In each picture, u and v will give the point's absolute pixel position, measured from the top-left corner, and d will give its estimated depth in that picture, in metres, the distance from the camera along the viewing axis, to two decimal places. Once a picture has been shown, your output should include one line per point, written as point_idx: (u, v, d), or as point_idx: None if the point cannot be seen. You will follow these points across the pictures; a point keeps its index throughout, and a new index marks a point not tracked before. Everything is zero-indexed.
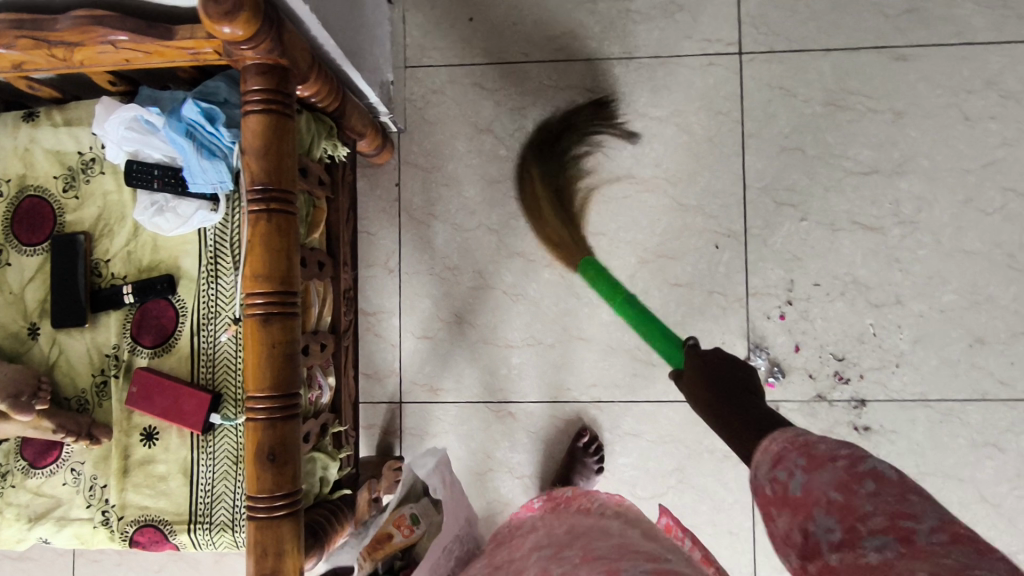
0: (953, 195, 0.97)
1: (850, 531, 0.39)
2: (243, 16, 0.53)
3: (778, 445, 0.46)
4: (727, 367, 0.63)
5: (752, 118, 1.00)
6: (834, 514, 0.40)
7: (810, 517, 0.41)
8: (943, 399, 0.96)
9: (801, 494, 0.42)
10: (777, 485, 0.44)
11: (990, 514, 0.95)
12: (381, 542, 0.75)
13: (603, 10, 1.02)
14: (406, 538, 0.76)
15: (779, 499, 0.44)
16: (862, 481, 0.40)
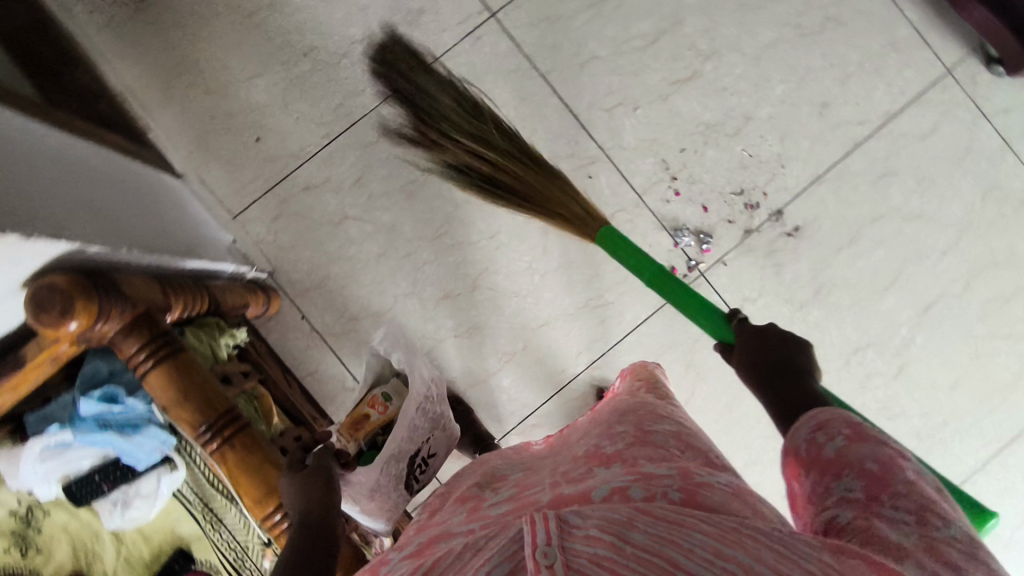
0: (728, 11, 1.06)
1: (872, 496, 0.41)
2: (80, 303, 0.51)
3: (822, 416, 0.48)
4: (772, 352, 0.60)
5: (542, 59, 1.05)
6: (862, 479, 0.42)
7: (838, 476, 0.43)
8: (832, 165, 1.06)
9: (834, 454, 0.44)
10: (813, 445, 0.46)
11: (922, 222, 1.06)
12: (360, 422, 0.81)
13: (360, 56, 1.03)
14: (382, 412, 0.82)
15: (809, 459, 0.45)
16: (905, 470, 0.42)
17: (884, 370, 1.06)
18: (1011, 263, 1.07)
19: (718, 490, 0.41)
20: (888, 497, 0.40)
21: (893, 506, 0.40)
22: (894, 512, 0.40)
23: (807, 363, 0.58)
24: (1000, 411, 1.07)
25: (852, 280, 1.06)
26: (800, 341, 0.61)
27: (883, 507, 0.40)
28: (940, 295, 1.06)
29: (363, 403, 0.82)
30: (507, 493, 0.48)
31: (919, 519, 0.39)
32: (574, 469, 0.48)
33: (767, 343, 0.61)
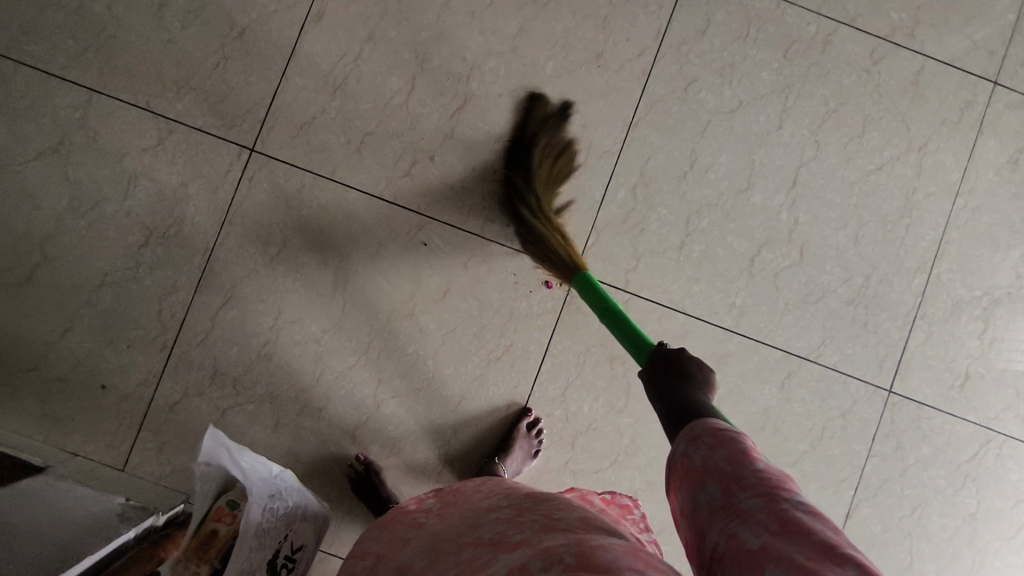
0: (464, 22, 1.02)
1: (730, 497, 0.41)
2: None
3: (697, 426, 0.49)
4: (665, 375, 0.65)
5: (319, 163, 1.00)
6: (719, 483, 0.43)
7: (701, 487, 0.44)
8: (636, 105, 1.02)
9: (700, 465, 0.45)
10: (689, 459, 0.46)
11: (746, 111, 1.03)
12: (208, 541, 0.74)
13: (153, 256, 0.97)
14: (231, 525, 0.75)
15: (688, 476, 0.46)
16: (755, 462, 0.43)
17: (789, 262, 1.02)
18: (845, 101, 1.03)
19: (613, 550, 0.40)
20: (742, 491, 0.41)
21: (748, 496, 0.41)
22: (746, 499, 0.40)
23: (701, 372, 0.64)
24: (913, 237, 1.03)
25: (715, 197, 1.02)
26: (702, 376, 0.64)
27: (739, 501, 0.41)
28: (800, 166, 1.03)
29: (206, 522, 0.75)
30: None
31: (772, 501, 0.40)
32: (477, 557, 0.46)
33: (660, 362, 0.68)
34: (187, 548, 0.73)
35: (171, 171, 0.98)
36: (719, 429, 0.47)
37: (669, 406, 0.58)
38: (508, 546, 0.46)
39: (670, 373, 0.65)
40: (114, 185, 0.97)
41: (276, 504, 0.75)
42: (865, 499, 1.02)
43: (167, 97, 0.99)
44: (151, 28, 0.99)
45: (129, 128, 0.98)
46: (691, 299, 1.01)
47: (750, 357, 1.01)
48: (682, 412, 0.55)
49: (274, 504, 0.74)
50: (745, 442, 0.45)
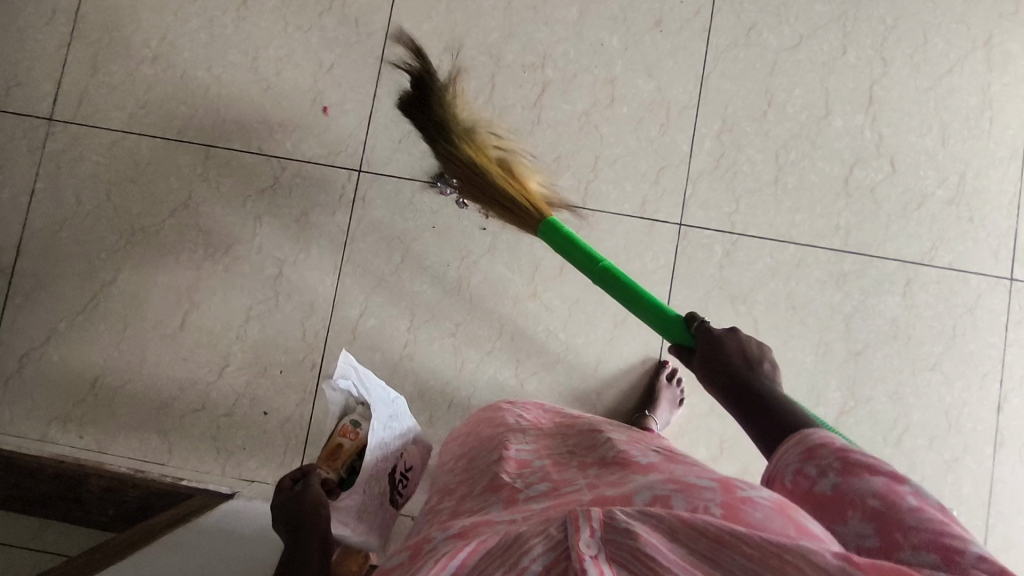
0: (528, 18, 1.09)
1: (889, 542, 0.41)
2: None
3: (807, 442, 0.49)
4: (728, 364, 0.65)
5: (422, 172, 1.07)
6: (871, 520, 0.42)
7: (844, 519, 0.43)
8: (703, 59, 1.07)
9: (833, 491, 0.44)
10: (802, 476, 0.47)
11: (808, 43, 1.07)
12: (337, 451, 0.88)
13: (288, 285, 1.05)
14: (355, 437, 0.88)
15: (799, 491, 0.46)
16: (906, 497, 0.42)
17: (882, 176, 1.05)
18: (901, 15, 1.07)
19: (761, 504, 0.40)
20: (906, 540, 0.40)
21: (914, 548, 0.40)
22: (914, 553, 0.39)
23: (763, 352, 0.65)
24: (998, 129, 1.06)
25: (797, 129, 1.06)
26: (759, 354, 0.65)
27: (905, 552, 0.40)
28: (872, 84, 1.07)
29: (335, 435, 0.88)
30: (542, 487, 0.52)
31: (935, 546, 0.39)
32: (611, 475, 0.51)
33: (711, 348, 0.68)
34: (321, 454, 0.88)
35: (291, 205, 1.06)
36: (848, 451, 0.46)
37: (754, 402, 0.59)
38: (639, 471, 0.51)
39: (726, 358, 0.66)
40: (242, 227, 1.06)
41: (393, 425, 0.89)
42: (1013, 389, 1.02)
43: (276, 141, 1.07)
44: (250, 81, 1.08)
45: (246, 174, 1.07)
46: (796, 229, 1.04)
47: (866, 272, 1.04)
48: (784, 422, 0.54)
49: (392, 426, 0.88)
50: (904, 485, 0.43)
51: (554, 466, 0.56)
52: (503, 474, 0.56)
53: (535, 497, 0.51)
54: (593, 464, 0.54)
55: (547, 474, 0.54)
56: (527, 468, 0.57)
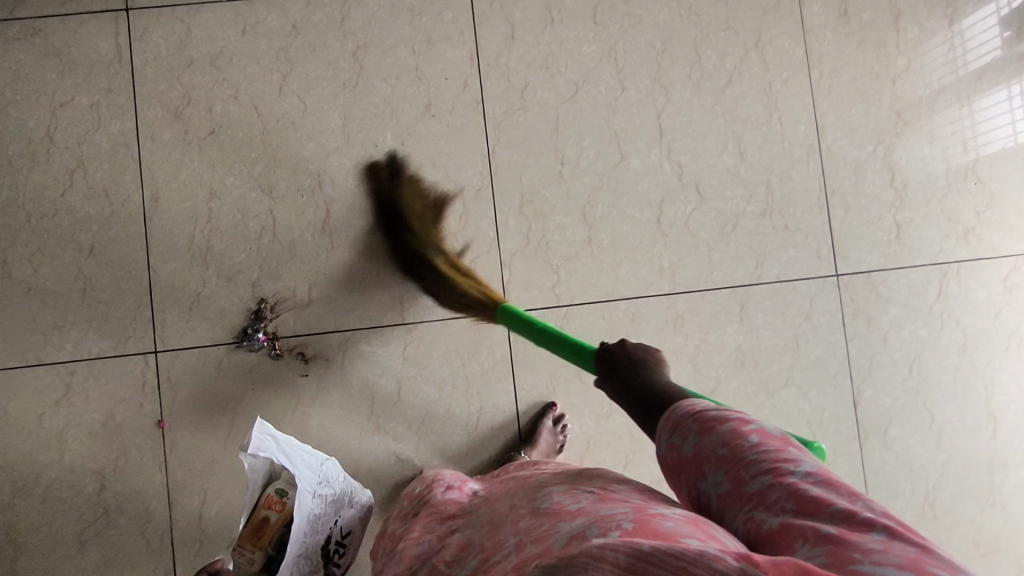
0: (291, 136, 1.00)
1: (737, 481, 0.42)
2: None
3: (675, 414, 0.49)
4: (625, 369, 0.62)
5: (224, 334, 0.98)
6: (721, 467, 0.43)
7: (701, 473, 0.45)
8: (485, 133, 1.01)
9: (692, 453, 0.45)
10: (673, 449, 0.47)
11: (585, 89, 1.03)
12: (262, 529, 0.80)
13: (116, 495, 0.96)
14: (280, 510, 0.81)
15: (681, 469, 0.46)
16: (748, 436, 0.43)
17: (692, 206, 1.03)
18: (669, 36, 1.03)
19: (672, 516, 0.42)
20: (747, 473, 0.42)
21: (756, 476, 0.41)
22: (756, 484, 0.41)
23: (647, 353, 0.62)
24: (790, 126, 1.03)
25: (597, 180, 1.02)
26: (651, 358, 0.62)
27: (747, 486, 0.41)
28: (658, 114, 1.03)
29: (260, 510, 0.79)
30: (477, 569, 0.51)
31: (779, 478, 0.40)
32: (540, 525, 0.49)
33: (614, 364, 0.64)
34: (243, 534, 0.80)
35: (94, 409, 0.96)
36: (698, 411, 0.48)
37: (646, 403, 0.55)
38: (561, 507, 0.51)
39: (627, 366, 0.62)
40: (47, 449, 0.96)
41: (322, 487, 0.80)
42: (864, 380, 1.03)
43: (55, 344, 0.97)
44: (6, 288, 0.97)
45: (33, 390, 0.96)
46: (621, 284, 1.01)
47: (700, 307, 1.02)
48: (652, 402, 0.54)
49: (320, 488, 0.80)
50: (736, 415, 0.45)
51: (490, 534, 0.55)
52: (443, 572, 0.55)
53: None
54: (523, 512, 0.54)
55: (482, 551, 0.53)
56: (468, 552, 0.55)
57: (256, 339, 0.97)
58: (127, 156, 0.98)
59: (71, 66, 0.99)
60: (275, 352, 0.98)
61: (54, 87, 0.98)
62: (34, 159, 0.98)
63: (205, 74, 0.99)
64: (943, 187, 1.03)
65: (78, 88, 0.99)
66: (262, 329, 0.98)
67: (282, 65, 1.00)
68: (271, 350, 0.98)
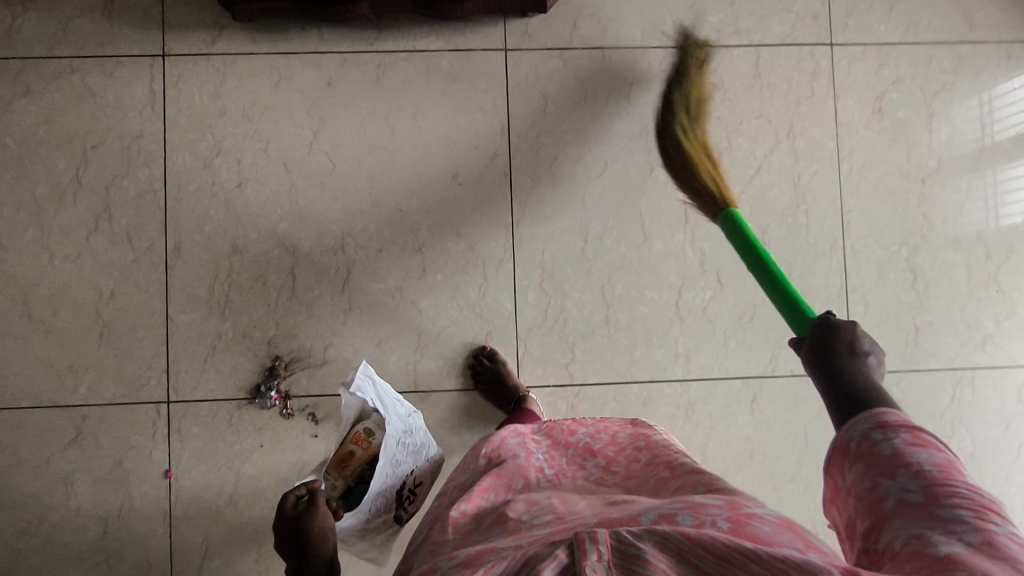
0: (317, 195, 1.00)
1: (931, 501, 0.46)
2: None
3: (883, 416, 0.53)
4: (841, 345, 0.62)
5: (236, 389, 0.99)
6: (921, 484, 0.47)
7: (892, 475, 0.48)
8: (510, 206, 1.01)
9: (891, 453, 0.49)
10: (867, 441, 0.51)
11: (615, 167, 1.02)
12: (346, 460, 0.83)
13: (118, 540, 0.97)
14: (366, 449, 0.84)
15: (865, 456, 0.51)
16: (962, 478, 0.47)
17: (711, 293, 1.02)
18: None
19: (768, 521, 0.48)
20: (942, 501, 0.45)
21: (949, 505, 0.45)
22: (950, 511, 0.45)
23: (872, 347, 0.62)
24: (816, 220, 1.03)
25: (619, 261, 1.02)
26: (866, 348, 0.62)
27: (939, 513, 0.45)
28: (685, 199, 1.02)
29: (347, 442, 0.83)
30: (548, 516, 0.56)
31: (980, 521, 0.44)
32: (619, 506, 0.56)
33: (829, 333, 0.64)
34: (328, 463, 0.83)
35: (104, 455, 0.97)
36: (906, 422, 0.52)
37: (852, 391, 0.57)
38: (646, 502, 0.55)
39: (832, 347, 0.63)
40: (53, 490, 0.97)
41: (406, 436, 0.81)
42: None
43: (70, 386, 0.98)
44: (26, 327, 0.98)
45: (45, 431, 0.97)
46: (635, 366, 1.01)
47: (712, 396, 1.02)
48: (858, 389, 0.57)
49: (405, 435, 0.81)
50: (942, 447, 0.50)
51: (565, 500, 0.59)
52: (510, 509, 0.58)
53: (540, 524, 0.54)
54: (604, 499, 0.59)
55: (552, 507, 0.57)
56: (535, 505, 0.59)
57: (269, 396, 0.98)
58: (153, 204, 0.99)
59: (103, 110, 0.98)
60: (286, 411, 0.99)
61: (84, 129, 0.98)
62: (61, 200, 0.98)
63: (235, 126, 0.99)
64: (963, 293, 1.03)
65: (109, 131, 0.98)
66: (275, 387, 0.99)
67: (313, 123, 1.00)
68: (282, 409, 0.99)
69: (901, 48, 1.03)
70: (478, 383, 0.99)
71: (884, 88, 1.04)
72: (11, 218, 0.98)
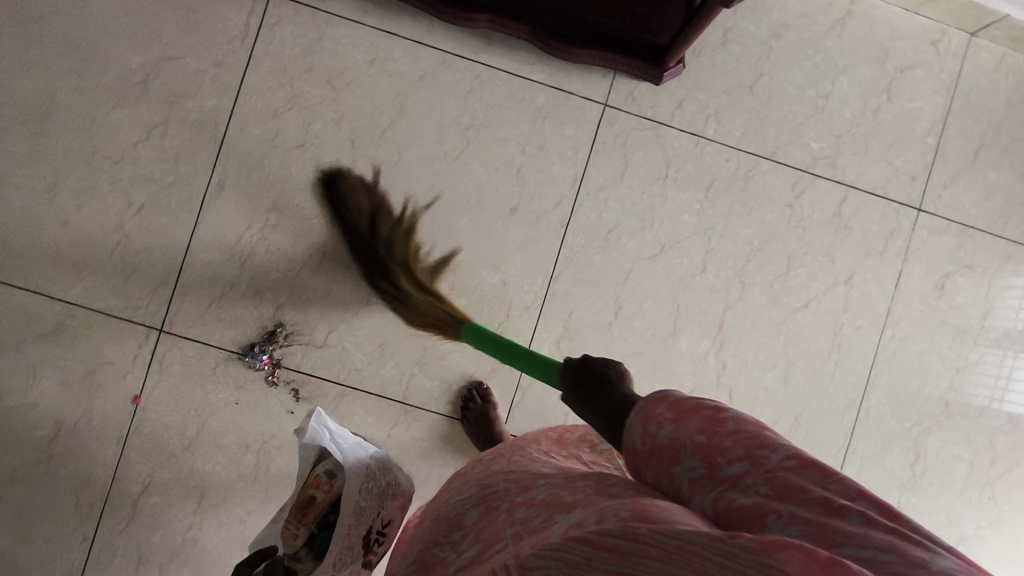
0: (372, 180, 0.98)
1: (714, 466, 0.41)
2: None
3: (655, 407, 0.48)
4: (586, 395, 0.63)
5: (230, 341, 0.97)
6: (698, 453, 0.43)
7: (676, 461, 0.44)
8: (556, 256, 0.99)
9: (669, 441, 0.45)
10: (647, 437, 0.47)
11: (669, 255, 1.00)
12: (307, 506, 0.80)
13: (65, 446, 0.95)
14: (328, 492, 0.80)
15: (648, 454, 0.46)
16: (726, 424, 0.43)
17: None
18: (769, 238, 1.01)
19: (670, 506, 0.36)
20: (727, 459, 0.41)
21: (730, 462, 0.41)
22: (732, 468, 0.41)
23: (619, 377, 0.62)
24: (842, 373, 1.02)
25: (641, 345, 1.00)
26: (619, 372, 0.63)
27: (723, 471, 0.41)
28: (725, 308, 1.01)
29: (308, 487, 0.81)
30: (472, 553, 0.47)
31: (756, 465, 0.40)
32: (535, 513, 0.44)
33: (587, 380, 0.63)
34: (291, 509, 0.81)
35: (78, 360, 0.95)
36: (671, 400, 0.47)
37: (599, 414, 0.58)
38: (561, 502, 0.44)
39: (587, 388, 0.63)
40: (19, 378, 0.95)
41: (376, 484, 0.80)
42: None
43: (69, 283, 0.95)
44: (45, 211, 0.95)
45: (30, 318, 0.95)
46: None
47: None
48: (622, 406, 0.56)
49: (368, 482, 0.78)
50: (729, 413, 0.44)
51: (484, 520, 0.49)
52: (439, 546, 0.52)
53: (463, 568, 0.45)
54: (521, 502, 0.47)
55: (477, 533, 0.48)
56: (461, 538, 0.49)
57: (259, 359, 0.97)
58: (210, 134, 0.96)
59: (194, 27, 0.96)
60: (272, 379, 0.97)
61: (168, 38, 0.96)
62: (122, 99, 0.95)
63: (317, 87, 0.97)
64: (957, 490, 1.03)
65: (193, 48, 0.96)
66: (268, 351, 0.97)
67: (394, 110, 0.98)
68: (268, 375, 0.97)
69: (981, 237, 1.03)
70: (465, 417, 0.98)
71: (952, 269, 1.02)
72: (66, 99, 0.95)
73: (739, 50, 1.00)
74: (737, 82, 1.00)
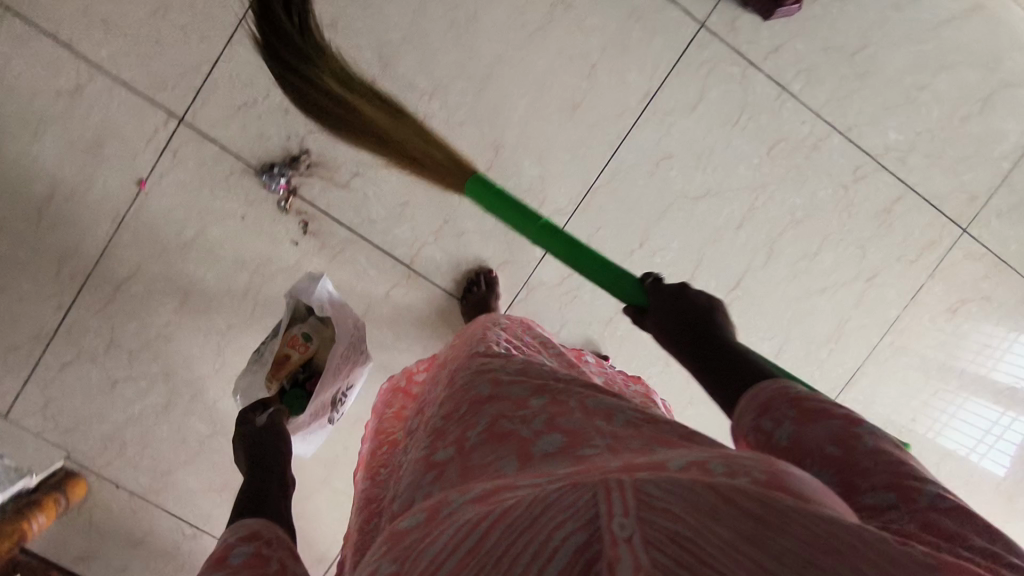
0: (440, 30, 0.91)
1: (848, 487, 0.43)
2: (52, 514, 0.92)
3: (767, 397, 0.51)
4: (692, 327, 0.63)
5: (250, 154, 0.92)
6: (829, 468, 0.44)
7: (801, 465, 0.46)
8: (602, 168, 0.96)
9: (791, 440, 0.47)
10: (761, 432, 0.49)
11: (711, 201, 0.97)
12: (282, 364, 0.87)
13: (58, 210, 0.92)
14: (305, 352, 0.88)
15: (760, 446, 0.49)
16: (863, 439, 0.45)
17: None
18: (813, 214, 0.99)
19: (805, 479, 0.35)
20: (868, 484, 0.43)
21: (874, 491, 0.42)
22: (876, 495, 0.42)
23: (706, 301, 0.66)
24: (830, 363, 1.04)
25: None
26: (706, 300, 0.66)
27: (867, 498, 0.42)
28: (746, 269, 1.00)
29: (284, 346, 0.87)
30: (551, 438, 0.43)
31: (904, 502, 0.41)
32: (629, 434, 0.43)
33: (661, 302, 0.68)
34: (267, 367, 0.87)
35: (90, 127, 0.90)
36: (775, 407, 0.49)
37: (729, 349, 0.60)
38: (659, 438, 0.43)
39: (687, 308, 0.65)
40: (24, 125, 0.89)
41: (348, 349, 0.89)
42: None
43: (95, 39, 0.88)
44: None
45: (46, 66, 0.88)
46: None
47: None
48: (741, 364, 0.57)
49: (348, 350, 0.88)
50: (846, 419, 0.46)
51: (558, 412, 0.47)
52: (505, 417, 0.47)
53: (546, 452, 0.42)
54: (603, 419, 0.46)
55: (554, 421, 0.45)
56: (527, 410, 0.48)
57: (276, 181, 0.92)
58: None
59: None
60: (284, 205, 0.94)
61: None
62: None
63: None
64: None
65: None
66: (286, 177, 0.93)
67: None
68: (281, 201, 0.94)
69: (1010, 274, 1.03)
70: (465, 298, 0.97)
71: (969, 297, 1.03)
72: None
73: (857, 11, 0.93)
74: (842, 44, 0.94)
